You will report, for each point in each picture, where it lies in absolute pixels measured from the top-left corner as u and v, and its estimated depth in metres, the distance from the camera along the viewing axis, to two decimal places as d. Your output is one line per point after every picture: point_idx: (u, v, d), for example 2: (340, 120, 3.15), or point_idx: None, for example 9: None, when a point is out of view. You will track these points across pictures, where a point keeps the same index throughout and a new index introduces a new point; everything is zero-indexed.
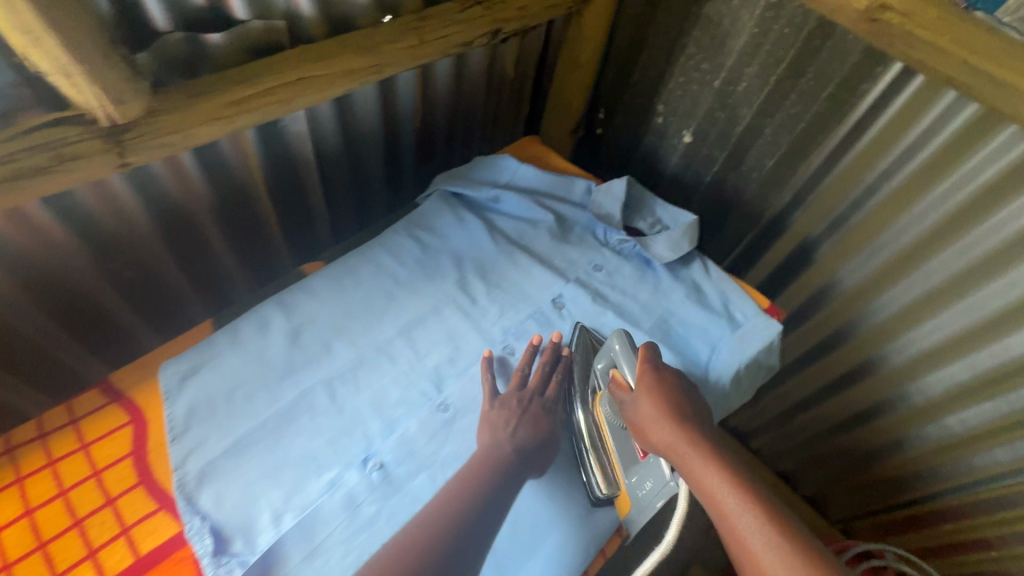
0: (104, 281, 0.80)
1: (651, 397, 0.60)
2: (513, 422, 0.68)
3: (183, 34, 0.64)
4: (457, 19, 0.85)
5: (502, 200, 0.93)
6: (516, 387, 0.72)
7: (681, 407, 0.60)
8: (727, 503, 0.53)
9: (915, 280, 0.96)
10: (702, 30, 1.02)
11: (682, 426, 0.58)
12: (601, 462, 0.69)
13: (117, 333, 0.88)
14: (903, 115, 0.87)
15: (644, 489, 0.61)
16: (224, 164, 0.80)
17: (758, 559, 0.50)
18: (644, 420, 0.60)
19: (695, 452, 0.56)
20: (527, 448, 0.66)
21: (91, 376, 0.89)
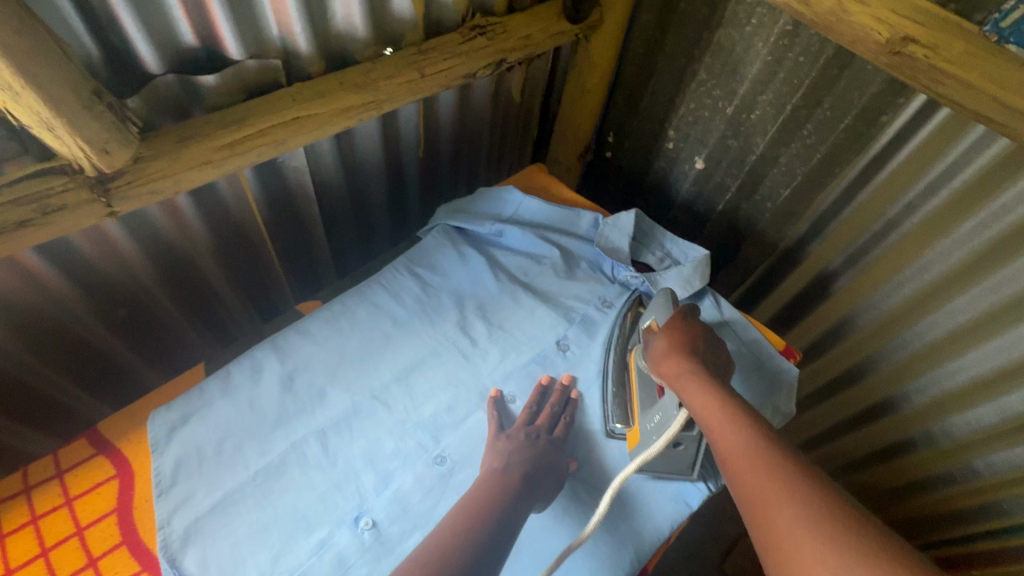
0: (99, 323, 0.78)
1: (666, 333, 0.68)
2: (520, 455, 0.65)
3: (175, 77, 0.63)
4: (458, 51, 0.83)
5: (505, 234, 0.90)
6: (523, 423, 0.69)
7: (695, 340, 0.65)
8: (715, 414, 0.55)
9: (941, 317, 0.91)
10: (713, 56, 0.98)
11: (688, 354, 0.63)
12: (623, 399, 0.74)
13: (114, 372, 0.86)
14: (927, 148, 0.83)
15: (651, 423, 0.65)
16: (220, 202, 0.79)
17: (737, 459, 0.51)
18: (658, 354, 0.66)
19: (693, 378, 0.60)
20: (533, 480, 0.62)
21: (88, 417, 0.87)
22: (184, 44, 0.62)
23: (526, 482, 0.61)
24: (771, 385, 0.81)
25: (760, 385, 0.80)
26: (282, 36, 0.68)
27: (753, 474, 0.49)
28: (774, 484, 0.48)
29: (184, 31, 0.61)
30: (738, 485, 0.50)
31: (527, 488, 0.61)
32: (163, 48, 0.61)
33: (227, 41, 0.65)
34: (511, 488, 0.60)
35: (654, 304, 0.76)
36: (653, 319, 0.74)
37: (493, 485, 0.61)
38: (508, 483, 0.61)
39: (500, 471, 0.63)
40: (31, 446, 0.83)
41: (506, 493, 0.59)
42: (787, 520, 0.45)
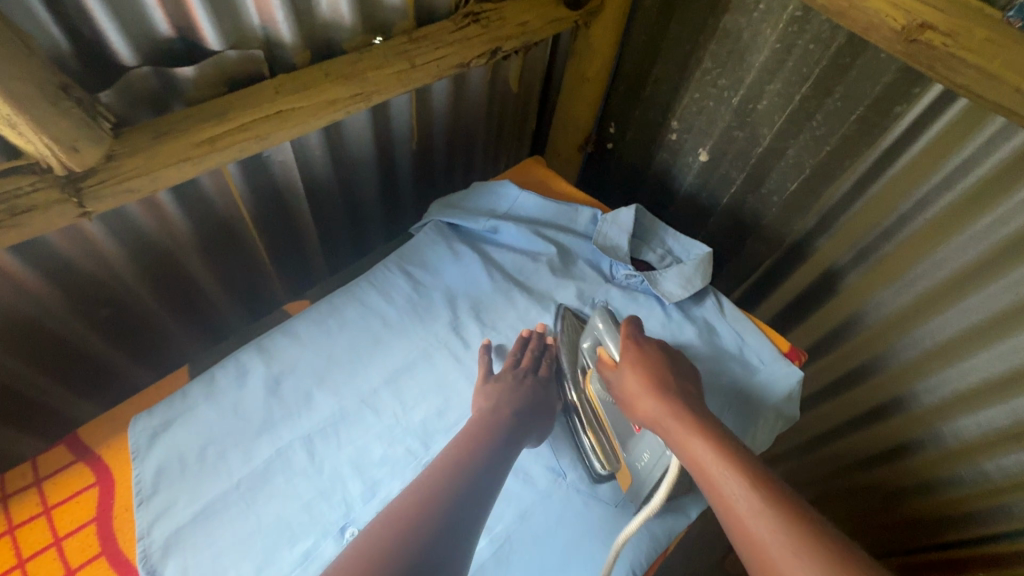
0: (82, 323, 0.76)
1: (634, 371, 0.63)
2: (511, 394, 0.68)
3: (150, 69, 0.60)
4: (451, 39, 0.79)
5: (500, 231, 0.87)
6: (513, 364, 0.72)
7: (663, 376, 0.62)
8: (708, 465, 0.52)
9: (952, 316, 0.88)
10: (719, 43, 0.94)
11: (666, 398, 0.59)
12: (600, 441, 0.70)
13: (101, 372, 0.85)
14: (942, 141, 0.79)
15: (642, 460, 0.64)
16: (205, 199, 0.76)
17: (738, 517, 0.48)
18: (632, 395, 0.63)
19: (677, 423, 0.57)
20: (523, 418, 0.66)
21: (77, 415, 0.86)
22: (159, 34, 0.59)
23: (514, 420, 0.65)
24: (776, 389, 0.78)
25: (754, 394, 0.78)
26: (263, 24, 0.65)
27: (761, 535, 0.46)
28: (779, 535, 0.45)
29: (158, 20, 0.58)
30: (744, 550, 0.47)
31: (515, 427, 0.64)
32: (137, 38, 0.58)
33: (205, 29, 0.61)
34: (506, 424, 0.64)
35: (594, 321, 0.72)
36: (601, 344, 0.70)
37: (484, 425, 0.63)
38: (501, 419, 0.64)
39: (495, 407, 0.65)
40: (20, 446, 0.82)
41: (500, 429, 0.63)
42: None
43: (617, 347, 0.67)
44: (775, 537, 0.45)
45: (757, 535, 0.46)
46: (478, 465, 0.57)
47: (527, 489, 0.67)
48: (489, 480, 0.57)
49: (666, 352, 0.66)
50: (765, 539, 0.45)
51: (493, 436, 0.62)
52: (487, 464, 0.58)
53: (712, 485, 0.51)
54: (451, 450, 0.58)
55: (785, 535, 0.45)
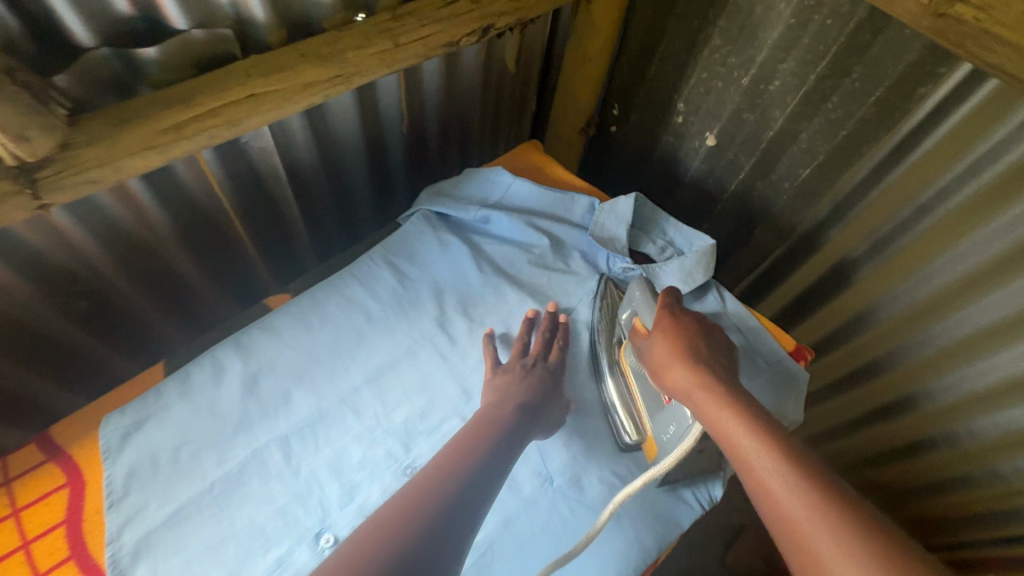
0: (59, 316, 0.74)
1: (666, 340, 0.60)
2: (517, 387, 0.65)
3: (109, 51, 0.56)
4: (440, 15, 0.74)
5: (492, 221, 0.83)
6: (518, 354, 0.69)
7: (697, 346, 0.59)
8: (740, 441, 0.49)
9: (973, 312, 0.83)
10: (729, 19, 0.88)
11: (698, 367, 0.56)
12: (627, 410, 0.68)
13: (82, 364, 0.83)
14: (969, 126, 0.73)
15: (667, 434, 0.60)
16: (181, 187, 0.73)
17: (772, 494, 0.45)
18: (660, 366, 0.59)
19: (707, 393, 0.54)
20: (533, 408, 0.63)
21: (61, 407, 0.85)
22: (117, 13, 0.55)
23: (523, 411, 0.62)
24: (780, 389, 0.76)
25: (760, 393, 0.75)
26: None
27: (794, 514, 0.43)
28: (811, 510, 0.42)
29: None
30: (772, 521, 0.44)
31: (521, 426, 0.60)
32: (92, 17, 0.54)
33: (167, 7, 0.57)
34: (509, 419, 0.60)
35: (632, 292, 0.71)
36: (636, 313, 0.68)
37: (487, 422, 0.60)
38: (505, 415, 0.61)
39: (497, 403, 0.62)
40: (9, 440, 0.81)
41: (504, 424, 0.59)
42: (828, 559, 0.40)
43: (650, 314, 0.65)
44: (812, 517, 0.42)
45: (795, 518, 0.43)
46: (478, 463, 0.53)
47: (512, 495, 0.64)
48: (495, 470, 0.54)
49: (703, 325, 0.62)
50: (804, 522, 0.42)
51: (497, 429, 0.58)
52: (494, 455, 0.56)
53: (742, 461, 0.48)
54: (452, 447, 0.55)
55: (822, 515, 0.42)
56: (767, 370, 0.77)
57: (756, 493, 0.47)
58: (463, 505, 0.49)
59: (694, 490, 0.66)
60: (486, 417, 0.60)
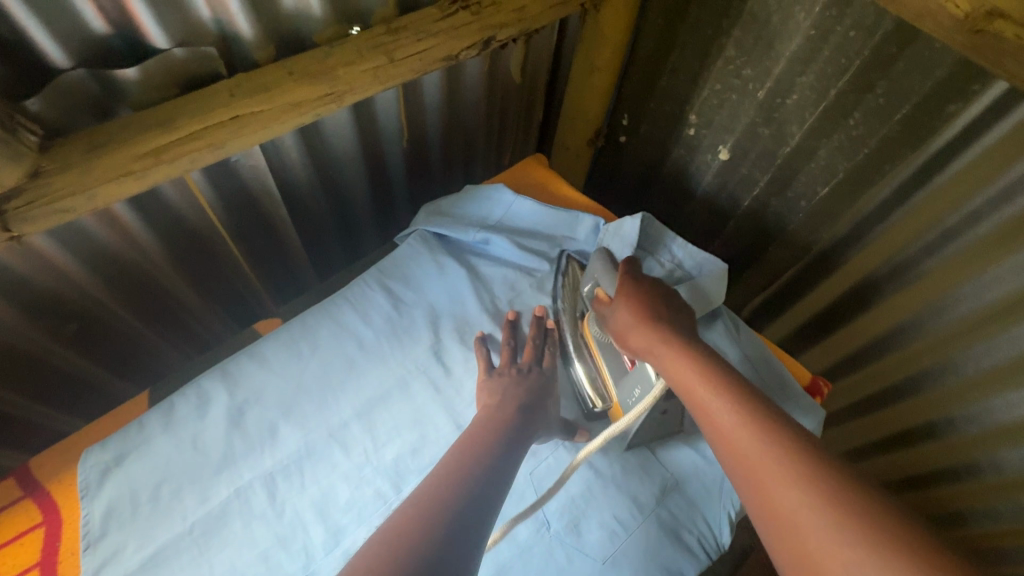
0: (47, 342, 0.72)
1: (630, 305, 0.59)
2: (515, 389, 0.63)
3: (84, 72, 0.53)
4: (437, 28, 0.70)
5: (492, 243, 0.80)
6: (510, 359, 0.67)
7: (660, 309, 0.58)
8: (699, 393, 0.50)
9: (1002, 343, 0.78)
10: (744, 29, 0.83)
11: (660, 328, 0.56)
12: (590, 373, 0.70)
13: (74, 388, 0.81)
14: (1003, 149, 0.68)
15: (632, 397, 0.61)
16: (169, 209, 0.70)
17: (728, 437, 0.45)
18: (623, 327, 0.60)
19: (670, 350, 0.54)
20: (534, 406, 0.62)
21: (55, 431, 0.83)
22: (94, 33, 0.52)
23: (523, 412, 0.60)
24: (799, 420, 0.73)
25: None
26: (215, 16, 0.57)
27: (750, 454, 0.43)
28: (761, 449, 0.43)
29: (91, 17, 0.51)
30: (730, 465, 0.44)
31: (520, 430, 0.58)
32: (67, 37, 0.51)
33: (147, 26, 0.54)
34: (512, 420, 0.58)
35: (593, 265, 0.69)
36: (598, 285, 0.67)
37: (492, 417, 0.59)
38: (510, 411, 0.60)
39: (500, 402, 0.61)
40: (5, 462, 0.80)
41: (512, 425, 0.58)
42: (783, 497, 0.39)
43: (612, 283, 0.64)
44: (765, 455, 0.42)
45: (754, 459, 0.42)
46: (488, 463, 0.51)
47: (507, 542, 0.61)
48: (504, 465, 0.52)
49: (663, 288, 0.61)
50: (761, 465, 0.42)
51: (501, 429, 0.56)
52: (505, 450, 0.54)
53: (702, 412, 0.49)
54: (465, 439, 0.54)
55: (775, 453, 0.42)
56: (791, 396, 0.74)
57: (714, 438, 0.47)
58: (483, 495, 0.47)
59: (697, 535, 0.63)
60: (487, 419, 0.58)
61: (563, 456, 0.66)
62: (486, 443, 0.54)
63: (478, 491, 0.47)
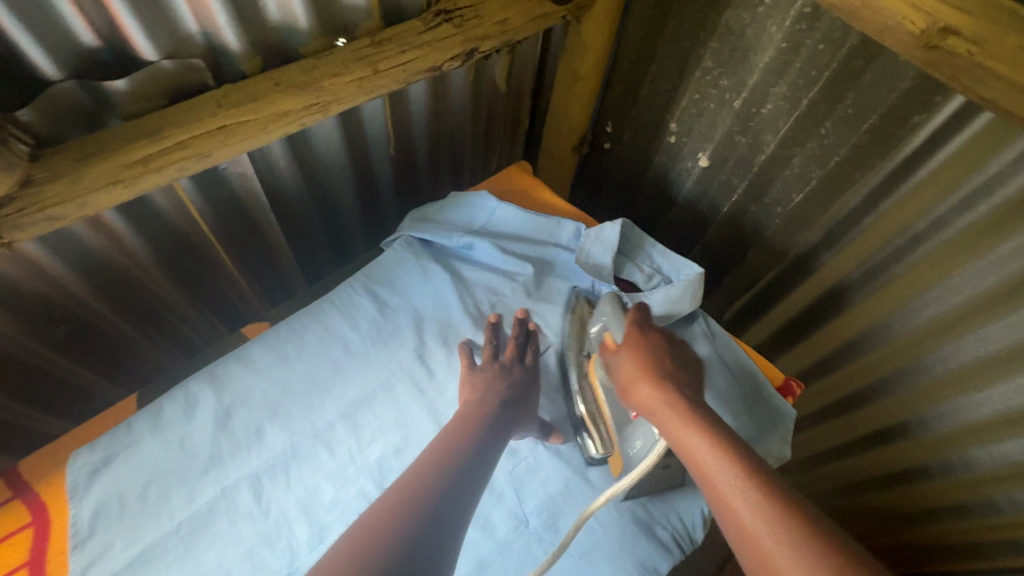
0: (40, 346, 0.73)
1: (634, 356, 0.59)
2: (495, 385, 0.65)
3: (75, 83, 0.55)
4: (422, 40, 0.73)
5: (476, 248, 0.81)
6: (492, 355, 0.70)
7: (665, 359, 0.58)
8: (702, 457, 0.48)
9: (967, 344, 0.81)
10: (720, 41, 0.86)
11: (664, 383, 0.55)
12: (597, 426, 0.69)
13: (64, 393, 0.82)
14: (963, 158, 0.71)
15: (633, 448, 0.61)
16: (159, 215, 0.72)
17: (736, 514, 0.44)
18: (626, 379, 0.59)
19: (672, 408, 0.53)
20: (515, 403, 0.64)
21: (46, 435, 0.84)
22: (85, 46, 0.54)
23: (503, 407, 0.62)
24: (770, 420, 0.75)
25: (752, 426, 0.74)
26: (203, 29, 0.59)
27: (759, 536, 0.42)
28: (771, 532, 0.42)
29: (81, 31, 0.53)
30: (739, 547, 0.43)
31: (499, 427, 0.59)
32: (58, 51, 0.53)
33: (137, 40, 0.56)
34: (485, 422, 0.59)
35: (603, 307, 0.69)
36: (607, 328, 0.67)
37: (472, 418, 0.59)
38: (487, 408, 0.61)
39: (480, 398, 0.63)
40: None
41: (489, 419, 0.59)
42: None
43: (620, 329, 0.64)
44: (774, 541, 0.41)
45: (764, 543, 0.41)
46: (464, 461, 0.52)
47: (485, 538, 0.63)
48: (483, 459, 0.54)
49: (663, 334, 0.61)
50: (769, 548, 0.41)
51: (479, 427, 0.58)
52: (485, 445, 0.56)
53: (706, 479, 0.47)
54: (439, 442, 0.55)
55: (785, 537, 0.41)
56: (762, 396, 0.77)
57: (720, 511, 0.45)
58: (459, 503, 0.47)
59: (669, 530, 0.65)
60: (463, 415, 0.60)
61: (542, 455, 0.68)
62: (467, 446, 0.54)
63: (455, 484, 0.49)
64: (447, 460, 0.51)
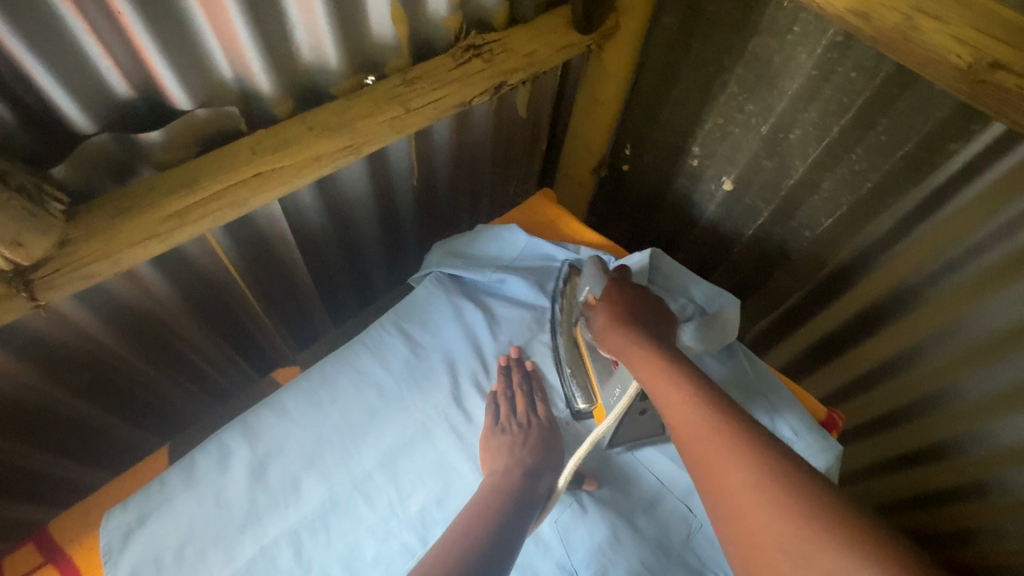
0: (72, 396, 0.72)
1: (609, 312, 0.63)
2: (517, 453, 0.65)
3: (109, 136, 0.53)
4: (451, 77, 0.71)
5: (507, 283, 0.80)
6: (510, 412, 0.69)
7: (638, 312, 0.62)
8: (666, 392, 0.53)
9: (1008, 368, 0.80)
10: (746, 67, 0.84)
11: (635, 331, 0.59)
12: (580, 381, 0.69)
13: (95, 441, 0.81)
14: (1002, 187, 0.70)
15: (614, 396, 0.62)
16: (188, 261, 0.70)
17: (690, 434, 0.50)
18: (601, 331, 0.63)
19: (641, 351, 0.57)
20: (539, 470, 0.65)
21: (80, 483, 0.83)
22: (119, 98, 0.53)
23: (526, 482, 0.63)
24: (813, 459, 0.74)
25: None
26: (236, 75, 0.58)
27: (710, 450, 0.48)
28: (720, 442, 0.47)
29: (115, 82, 0.51)
30: (692, 459, 0.49)
31: (525, 503, 0.60)
32: (93, 104, 0.52)
33: (171, 89, 0.55)
34: (512, 494, 0.61)
35: (587, 272, 0.70)
36: (589, 290, 0.68)
37: (498, 493, 0.60)
38: (513, 480, 0.62)
39: (504, 470, 0.63)
40: (30, 517, 0.80)
41: (517, 492, 0.61)
42: (732, 484, 0.45)
43: (600, 286, 0.67)
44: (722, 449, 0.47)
45: (713, 453, 0.47)
46: (488, 540, 0.54)
47: None
48: (511, 533, 0.56)
49: (643, 295, 0.65)
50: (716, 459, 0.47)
51: (507, 503, 0.59)
52: (515, 518, 0.58)
53: (669, 409, 0.53)
54: (462, 522, 0.57)
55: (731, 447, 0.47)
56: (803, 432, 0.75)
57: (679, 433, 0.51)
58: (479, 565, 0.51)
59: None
60: (493, 486, 0.61)
61: (586, 502, 0.67)
62: (490, 518, 0.57)
63: (483, 561, 0.52)
64: (466, 528, 0.56)
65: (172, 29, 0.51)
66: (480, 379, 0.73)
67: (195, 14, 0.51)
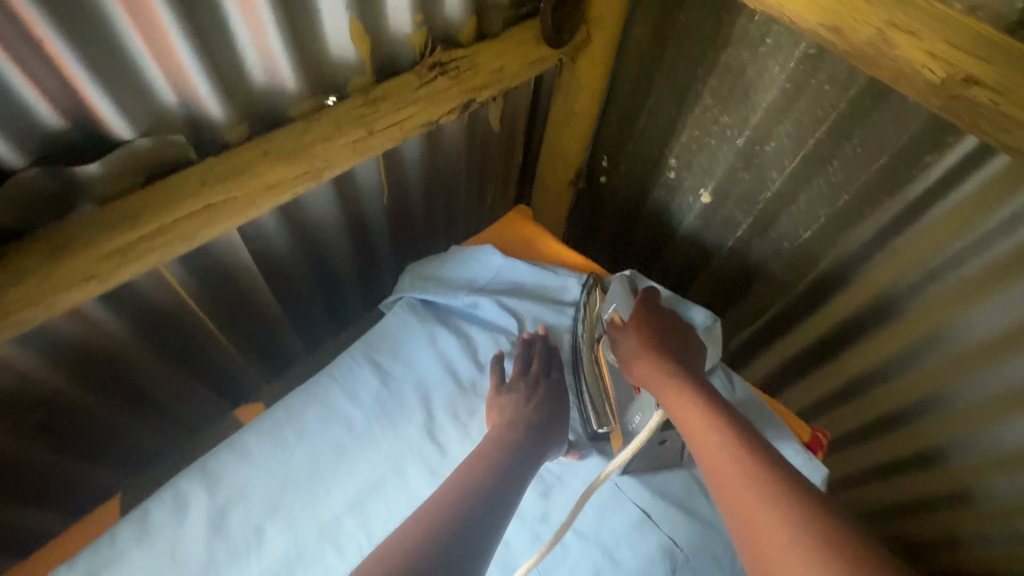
0: (17, 445, 0.67)
1: (639, 335, 0.61)
2: (523, 403, 0.65)
3: (41, 171, 0.50)
4: (416, 96, 0.68)
5: (481, 307, 0.77)
6: (519, 372, 0.70)
7: (663, 339, 0.61)
8: (698, 427, 0.52)
9: (989, 378, 0.79)
10: (720, 78, 0.83)
11: (666, 361, 0.58)
12: (595, 397, 0.69)
13: (49, 488, 0.76)
14: (979, 198, 0.69)
15: (633, 423, 0.62)
16: (139, 295, 0.66)
17: (722, 472, 0.47)
18: (629, 354, 0.61)
19: (672, 381, 0.56)
20: (532, 434, 0.62)
21: (33, 533, 0.78)
22: (50, 129, 0.49)
23: (529, 442, 0.60)
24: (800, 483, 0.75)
25: None
26: (182, 101, 0.54)
27: (745, 491, 0.45)
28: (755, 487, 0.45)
29: (43, 111, 0.47)
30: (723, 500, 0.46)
31: (517, 468, 0.57)
32: (21, 137, 0.48)
33: (110, 119, 0.51)
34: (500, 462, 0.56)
35: (615, 290, 0.70)
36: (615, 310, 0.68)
37: (488, 458, 0.57)
38: (507, 445, 0.59)
39: (507, 423, 0.63)
40: None
41: (505, 457, 0.57)
42: (768, 530, 0.42)
43: (628, 308, 0.65)
44: (758, 495, 0.44)
45: (747, 496, 0.44)
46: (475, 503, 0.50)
47: None
48: (496, 496, 0.52)
49: (675, 326, 0.64)
50: (752, 503, 0.44)
51: (497, 466, 0.56)
52: (511, 473, 0.56)
53: (700, 446, 0.51)
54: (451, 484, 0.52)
55: (766, 495, 0.44)
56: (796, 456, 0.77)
57: (710, 472, 0.49)
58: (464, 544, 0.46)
59: None
60: (481, 452, 0.58)
61: (568, 538, 0.66)
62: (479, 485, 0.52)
63: (483, 510, 0.50)
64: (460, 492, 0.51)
65: (102, 52, 0.47)
66: (475, 385, 0.71)
67: (128, 35, 0.47)
